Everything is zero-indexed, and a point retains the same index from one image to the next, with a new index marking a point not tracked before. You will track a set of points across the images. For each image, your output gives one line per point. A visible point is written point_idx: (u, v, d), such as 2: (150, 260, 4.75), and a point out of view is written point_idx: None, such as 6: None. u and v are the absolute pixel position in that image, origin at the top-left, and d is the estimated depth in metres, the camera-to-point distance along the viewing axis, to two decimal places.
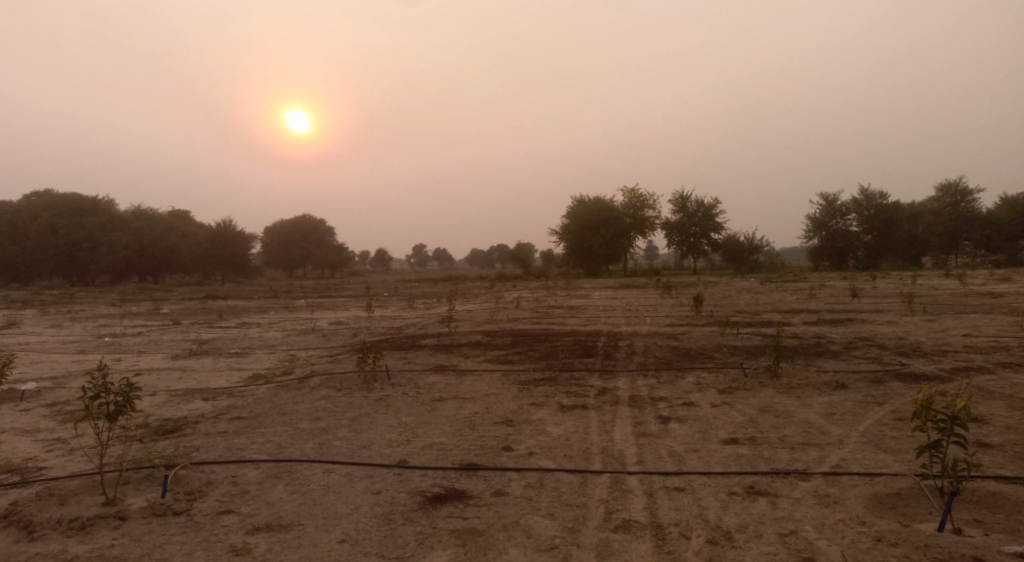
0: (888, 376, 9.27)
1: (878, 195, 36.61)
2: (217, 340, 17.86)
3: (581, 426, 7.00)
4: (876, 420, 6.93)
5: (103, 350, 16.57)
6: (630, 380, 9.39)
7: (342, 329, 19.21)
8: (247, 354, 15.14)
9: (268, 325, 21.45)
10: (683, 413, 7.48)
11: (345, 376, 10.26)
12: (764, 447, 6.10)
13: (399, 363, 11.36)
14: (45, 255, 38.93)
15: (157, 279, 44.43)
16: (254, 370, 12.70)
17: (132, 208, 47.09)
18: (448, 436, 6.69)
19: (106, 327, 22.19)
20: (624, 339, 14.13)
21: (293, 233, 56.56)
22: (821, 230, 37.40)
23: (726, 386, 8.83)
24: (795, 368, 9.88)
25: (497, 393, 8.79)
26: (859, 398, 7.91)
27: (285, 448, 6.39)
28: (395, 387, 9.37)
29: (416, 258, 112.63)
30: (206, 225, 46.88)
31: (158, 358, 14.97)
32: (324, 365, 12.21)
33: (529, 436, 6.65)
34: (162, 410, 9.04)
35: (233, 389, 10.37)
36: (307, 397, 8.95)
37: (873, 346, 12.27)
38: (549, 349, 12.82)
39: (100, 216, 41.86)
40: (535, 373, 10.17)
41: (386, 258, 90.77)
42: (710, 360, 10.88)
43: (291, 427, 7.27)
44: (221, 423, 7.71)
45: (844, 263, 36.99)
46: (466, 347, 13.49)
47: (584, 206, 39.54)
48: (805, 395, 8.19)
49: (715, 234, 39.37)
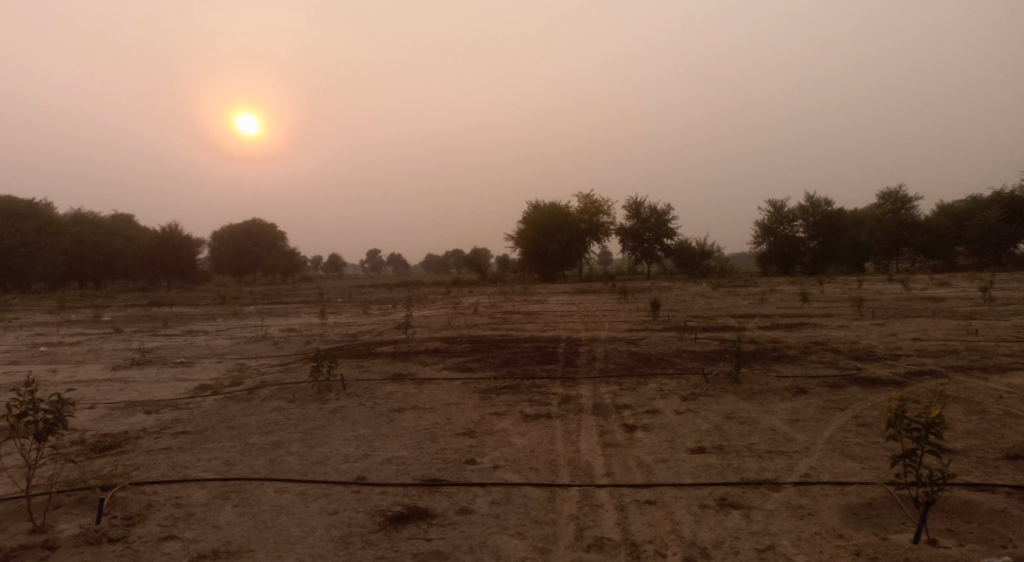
0: (846, 381, 9.37)
1: (823, 202, 37.56)
2: (161, 349, 17.09)
3: (546, 436, 6.80)
4: (839, 427, 6.95)
5: (37, 360, 15.66)
6: (593, 388, 9.26)
7: (294, 337, 18.62)
8: (194, 364, 14.48)
9: (216, 332, 20.65)
10: (648, 421, 7.36)
11: (298, 386, 9.85)
12: (733, 455, 6.03)
13: (355, 372, 10.98)
14: None
15: (98, 285, 42.55)
16: (200, 381, 12.13)
17: (71, 211, 45.09)
18: (408, 449, 6.41)
19: (41, 335, 21.04)
20: (584, 345, 14.03)
21: (242, 237, 54.65)
22: (769, 236, 38.17)
23: (689, 392, 8.76)
24: (755, 373, 9.91)
25: (458, 403, 8.52)
26: (821, 404, 7.95)
27: (234, 466, 6.01)
28: (351, 397, 9.00)
29: (370, 263, 111.11)
30: (150, 229, 45.18)
31: (98, 369, 14.18)
32: (276, 374, 11.73)
33: (492, 448, 6.43)
34: (100, 425, 8.46)
35: (178, 402, 9.83)
36: (257, 410, 8.52)
37: (828, 350, 12.43)
38: (509, 356, 12.61)
39: (35, 219, 39.89)
40: (496, 381, 9.95)
41: (340, 263, 89.31)
42: (671, 365, 10.84)
43: (240, 442, 6.87)
44: (164, 438, 7.24)
45: (791, 268, 37.82)
46: (424, 354, 13.17)
47: (540, 211, 39.56)
48: (768, 401, 8.19)
49: (668, 239, 39.87)
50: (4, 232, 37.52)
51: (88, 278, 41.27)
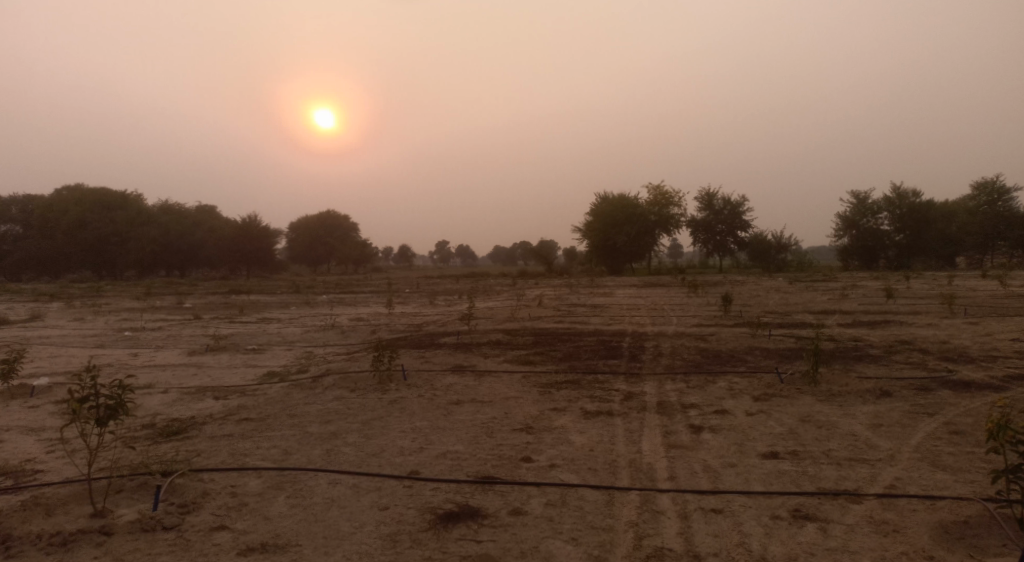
0: (936, 383, 8.64)
1: (911, 193, 35.40)
2: (236, 336, 17.68)
3: (606, 435, 6.52)
4: (929, 435, 6.36)
5: (122, 344, 16.46)
6: (657, 385, 8.89)
7: (361, 326, 18.90)
8: (264, 351, 14.88)
9: (287, 320, 21.24)
10: (716, 422, 6.96)
11: (360, 375, 9.89)
12: (809, 462, 5.58)
13: (417, 363, 10.95)
14: (75, 248, 39.39)
15: (183, 273, 44.68)
16: (269, 368, 12.40)
17: (160, 203, 47.51)
18: (463, 444, 6.26)
19: (128, 320, 22.17)
20: (650, 339, 13.60)
21: (317, 228, 56.21)
22: (850, 229, 36.30)
23: (761, 393, 8.27)
24: (834, 373, 9.28)
25: (518, 397, 8.33)
26: (908, 409, 7.32)
27: (291, 455, 6.01)
28: (411, 388, 8.95)
29: (439, 254, 112.63)
30: (231, 220, 47.05)
31: (176, 354, 14.78)
32: (340, 363, 11.88)
33: (550, 445, 6.19)
34: (172, 410, 8.73)
35: (247, 388, 10.05)
36: (319, 398, 8.58)
37: (916, 350, 11.57)
38: (572, 350, 12.32)
39: (127, 210, 42.16)
40: (557, 375, 9.70)
41: (410, 254, 90.78)
42: (742, 363, 10.31)
43: (300, 431, 6.90)
44: (227, 425, 7.37)
45: (874, 263, 35.88)
46: (486, 346, 13.05)
47: (608, 203, 38.94)
48: (848, 404, 7.62)
49: (742, 232, 38.51)
50: (99, 222, 39.81)
51: (175, 266, 43.39)
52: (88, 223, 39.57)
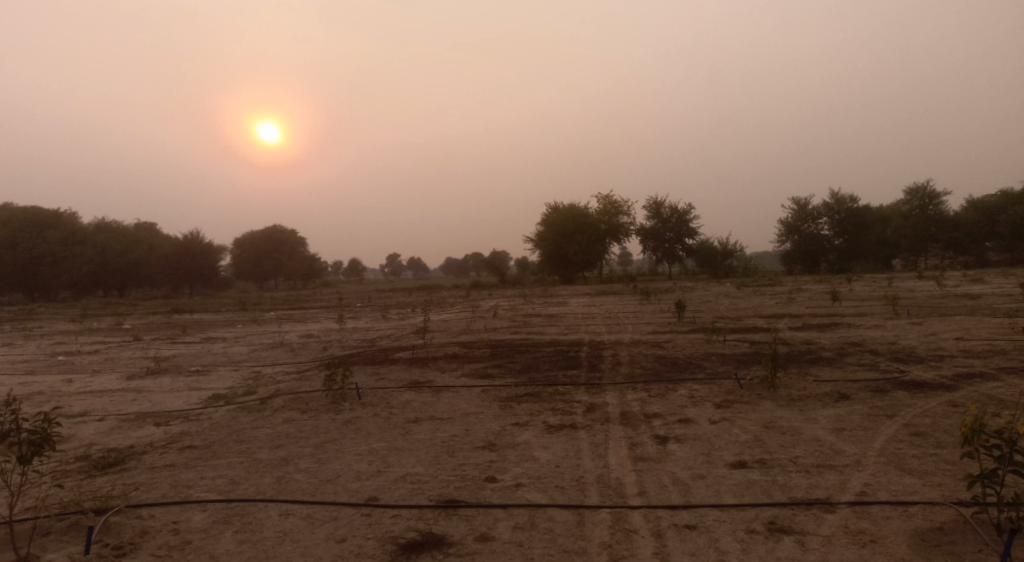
0: (889, 385, 8.77)
1: (849, 199, 36.60)
2: (178, 357, 16.87)
3: (571, 450, 6.33)
4: (890, 437, 6.40)
5: (54, 370, 15.50)
6: (619, 395, 8.76)
7: (312, 343, 18.31)
8: (210, 372, 14.20)
9: (234, 339, 20.44)
10: (681, 432, 6.85)
11: (312, 395, 9.47)
12: (778, 471, 5.52)
13: (371, 380, 10.58)
14: (5, 270, 37.35)
15: (123, 293, 42.81)
16: (214, 390, 11.81)
17: (97, 220, 45.56)
18: (423, 465, 5.98)
19: (61, 344, 20.98)
20: (607, 348, 13.53)
21: (263, 243, 54.74)
22: (792, 235, 37.20)
23: (723, 399, 8.23)
24: (792, 377, 9.34)
25: (478, 412, 8.08)
26: (867, 411, 7.38)
27: (238, 485, 5.62)
28: (366, 407, 8.60)
29: (390, 267, 111.31)
30: (173, 237, 45.38)
31: (113, 378, 13.97)
32: (291, 382, 11.39)
33: (514, 463, 5.97)
34: (108, 440, 8.16)
35: (190, 412, 9.50)
36: (268, 421, 8.14)
37: (866, 352, 11.80)
38: (530, 361, 12.13)
39: (60, 228, 40.20)
40: (517, 388, 9.48)
41: (360, 268, 89.39)
42: (701, 370, 10.30)
43: (248, 458, 6.49)
44: (170, 454, 6.90)
45: (816, 267, 36.78)
46: (443, 360, 12.74)
47: (559, 213, 39.06)
48: (808, 408, 7.66)
49: (690, 239, 39.12)
50: (29, 242, 37.87)
51: (114, 286, 41.54)
52: (17, 243, 37.59)
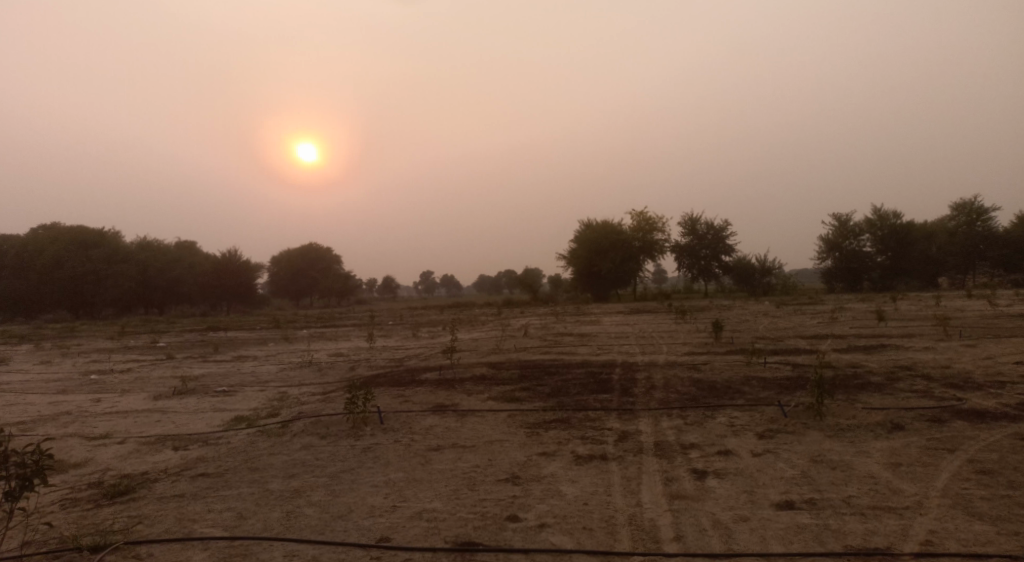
0: (947, 414, 8.09)
1: (891, 215, 35.43)
2: (206, 377, 16.80)
3: (600, 485, 5.87)
4: (955, 475, 5.79)
5: (85, 389, 15.54)
6: (653, 422, 8.26)
7: (340, 362, 18.12)
8: (236, 392, 14.05)
9: (265, 358, 20.39)
10: (721, 466, 6.33)
11: (333, 419, 9.17)
12: (831, 514, 4.99)
13: (395, 403, 10.23)
14: (51, 288, 38.26)
15: (163, 311, 43.50)
16: (238, 412, 11.61)
17: (139, 239, 46.55)
18: (441, 501, 5.58)
19: (96, 362, 21.16)
20: (641, 370, 13.00)
21: (299, 262, 55.41)
22: (833, 251, 36.07)
23: (765, 429, 7.67)
24: (840, 405, 8.70)
25: (503, 440, 7.66)
26: (925, 445, 6.76)
27: (245, 520, 5.31)
28: (387, 433, 8.26)
29: (424, 284, 111.85)
30: (212, 255, 46.07)
31: (141, 398, 13.91)
32: (314, 405, 11.11)
33: (539, 499, 5.54)
34: (123, 465, 7.96)
35: (210, 436, 9.28)
36: (285, 447, 7.84)
37: (918, 376, 11.07)
38: (560, 384, 11.67)
39: (103, 247, 41.14)
40: (545, 413, 9.04)
41: (393, 286, 89.90)
42: (740, 395, 9.73)
43: (259, 488, 6.19)
44: (181, 483, 6.66)
45: (858, 285, 35.62)
46: (470, 382, 12.35)
47: (592, 230, 38.60)
48: (860, 440, 7.06)
49: (726, 256, 38.24)
50: (74, 260, 38.84)
51: (154, 304, 42.22)
52: (63, 261, 38.61)
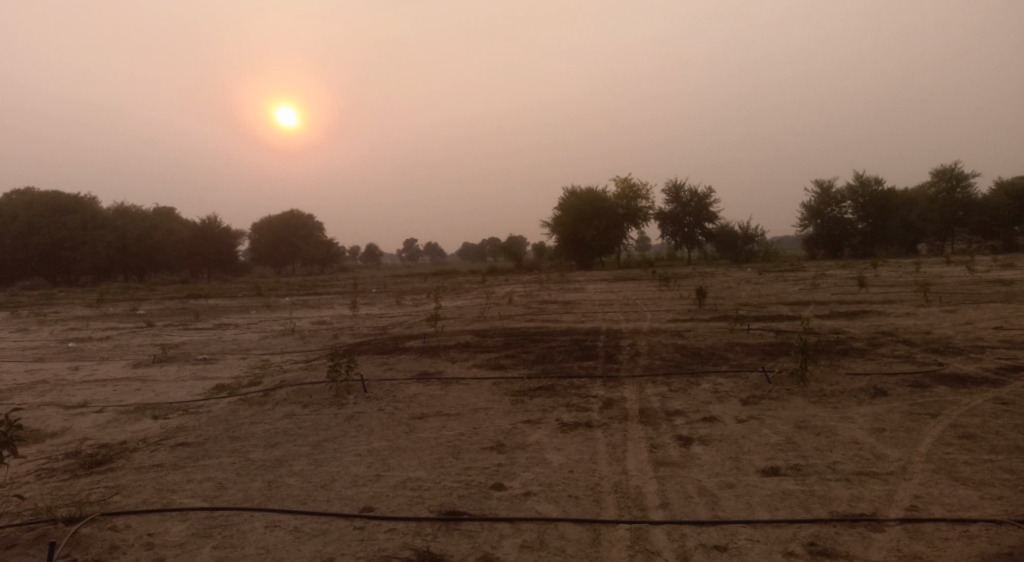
0: (928, 379, 8.16)
1: (873, 182, 35.56)
2: (186, 344, 16.59)
3: (586, 452, 5.83)
4: (937, 440, 5.82)
5: (63, 357, 15.27)
6: (638, 389, 8.24)
7: (323, 330, 17.95)
8: (217, 361, 13.87)
9: (247, 326, 20.16)
10: (706, 432, 6.32)
11: (316, 387, 9.06)
12: (816, 480, 4.99)
13: (378, 371, 10.13)
14: (27, 256, 37.49)
15: (143, 278, 42.87)
16: (219, 380, 11.46)
17: (116, 206, 45.62)
18: (425, 469, 5.53)
19: (73, 330, 20.82)
20: (626, 337, 12.99)
21: (281, 229, 54.71)
22: (816, 218, 36.22)
23: (750, 395, 7.68)
24: (823, 371, 8.74)
25: (487, 408, 7.61)
26: (908, 410, 6.80)
27: (226, 490, 5.22)
28: (370, 401, 8.17)
29: (407, 252, 111.28)
30: (192, 222, 45.30)
31: (119, 366, 13.69)
32: (297, 373, 10.98)
33: (525, 467, 5.50)
34: (101, 434, 7.81)
35: (191, 405, 9.14)
36: (266, 416, 7.73)
37: (900, 342, 11.16)
38: (545, 351, 11.62)
39: (79, 213, 40.33)
40: (530, 380, 9.00)
41: (377, 253, 89.30)
42: (725, 361, 9.74)
43: (240, 458, 6.08)
44: (160, 452, 6.54)
45: (840, 252, 35.91)
46: (454, 349, 12.27)
47: (576, 197, 38.39)
48: (844, 406, 7.09)
49: (709, 223, 38.27)
50: (50, 226, 37.82)
51: (134, 271, 41.57)
52: (39, 228, 37.56)
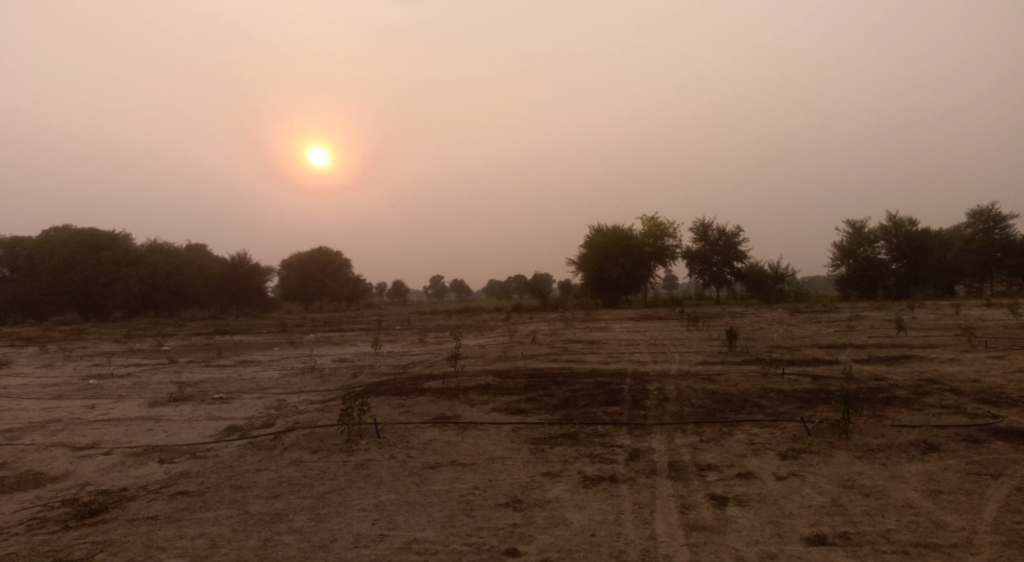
0: (984, 433, 7.51)
1: (907, 221, 34.61)
2: (205, 382, 16.39)
3: (610, 512, 5.35)
4: (1003, 506, 5.22)
5: (82, 395, 15.16)
6: (666, 439, 7.72)
7: (343, 368, 17.64)
8: (233, 399, 13.60)
9: (267, 363, 19.95)
10: (742, 491, 5.79)
11: (328, 431, 8.69)
12: (869, 552, 4.45)
13: (394, 414, 9.73)
14: (62, 290, 38.11)
15: (173, 314, 43.19)
16: (232, 421, 11.16)
17: (150, 243, 46.43)
18: (434, 528, 5.09)
19: (97, 366, 20.78)
20: (653, 380, 12.45)
21: (309, 266, 55.11)
22: (847, 258, 35.25)
23: (789, 449, 7.12)
24: (868, 422, 8.12)
25: (505, 458, 7.16)
26: (966, 469, 6.19)
27: (218, 550, 4.86)
28: (382, 448, 7.76)
29: (433, 289, 111.47)
30: (222, 259, 45.78)
31: (135, 405, 13.50)
32: (310, 414, 10.65)
33: (542, 529, 5.03)
34: (104, 479, 7.51)
35: (199, 448, 8.82)
36: (273, 463, 7.37)
37: (948, 390, 10.45)
38: (568, 395, 11.13)
39: (114, 250, 40.90)
40: (551, 427, 8.51)
41: (403, 290, 89.65)
42: (759, 409, 9.17)
43: (239, 511, 5.71)
44: (158, 502, 6.21)
45: (873, 293, 34.79)
46: (474, 391, 11.82)
47: (602, 235, 38.07)
48: (893, 463, 6.49)
49: (738, 262, 37.55)
50: (86, 263, 38.71)
51: (164, 306, 41.93)
52: (75, 264, 38.41)
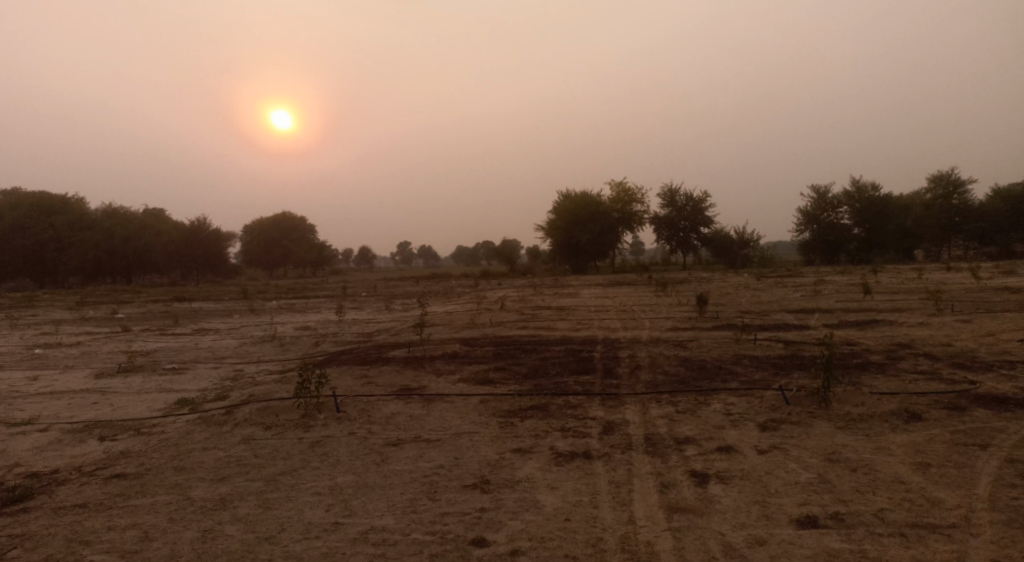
0: (964, 400, 7.32)
1: (870, 187, 34.79)
2: (159, 352, 15.60)
3: (585, 492, 4.96)
4: (996, 480, 4.97)
5: (25, 365, 14.30)
6: (641, 410, 7.36)
7: (305, 337, 16.98)
8: (187, 370, 12.91)
9: (226, 332, 19.14)
10: (723, 466, 5.46)
11: (284, 405, 8.15)
12: (864, 535, 4.17)
13: (356, 386, 9.21)
14: (12, 256, 36.31)
15: (130, 281, 41.56)
16: (184, 394, 10.54)
17: (104, 206, 44.50)
18: (393, 515, 4.65)
19: (44, 336, 19.70)
20: (624, 347, 12.13)
21: (273, 231, 53.64)
22: (811, 223, 35.37)
23: (768, 419, 6.83)
24: (846, 389, 7.88)
25: (472, 433, 6.72)
26: (951, 440, 5.96)
27: (151, 545, 4.37)
28: (340, 423, 7.27)
29: (401, 255, 110.28)
30: (181, 224, 44.08)
31: (81, 377, 12.73)
32: (267, 386, 10.09)
33: (512, 513, 4.63)
34: (35, 460, 6.90)
35: (144, 423, 8.20)
36: (221, 441, 6.82)
37: (920, 355, 10.32)
38: (538, 363, 10.74)
39: (66, 214, 39.08)
40: (520, 399, 8.10)
41: (370, 256, 88.29)
42: (735, 377, 8.89)
43: (179, 497, 5.19)
44: (88, 486, 5.64)
45: (836, 258, 35.05)
46: (440, 360, 11.37)
47: (571, 201, 37.59)
48: (877, 433, 6.24)
49: (705, 228, 37.48)
50: (36, 227, 36.93)
51: (122, 273, 40.29)
52: (24, 228, 36.52)
